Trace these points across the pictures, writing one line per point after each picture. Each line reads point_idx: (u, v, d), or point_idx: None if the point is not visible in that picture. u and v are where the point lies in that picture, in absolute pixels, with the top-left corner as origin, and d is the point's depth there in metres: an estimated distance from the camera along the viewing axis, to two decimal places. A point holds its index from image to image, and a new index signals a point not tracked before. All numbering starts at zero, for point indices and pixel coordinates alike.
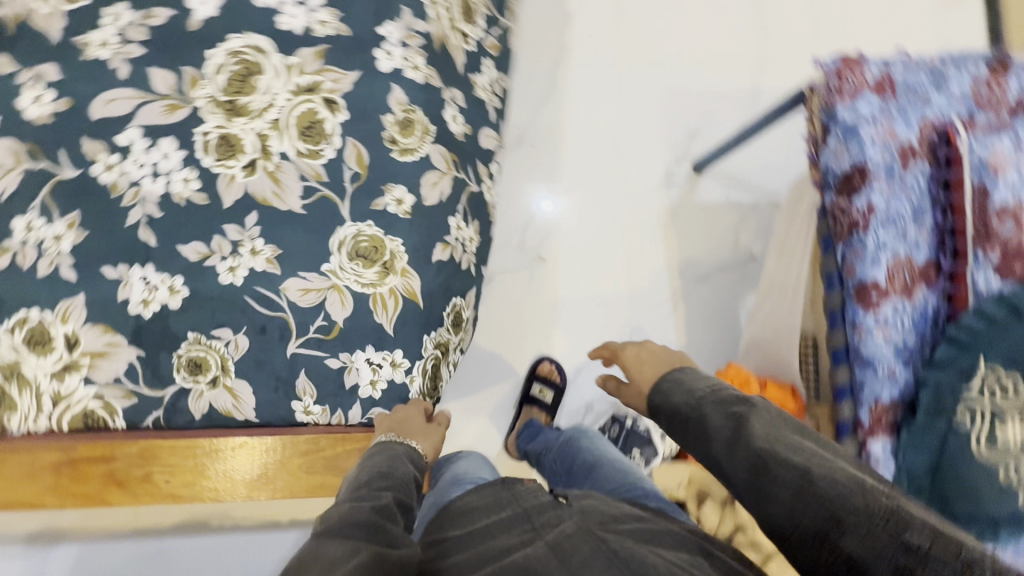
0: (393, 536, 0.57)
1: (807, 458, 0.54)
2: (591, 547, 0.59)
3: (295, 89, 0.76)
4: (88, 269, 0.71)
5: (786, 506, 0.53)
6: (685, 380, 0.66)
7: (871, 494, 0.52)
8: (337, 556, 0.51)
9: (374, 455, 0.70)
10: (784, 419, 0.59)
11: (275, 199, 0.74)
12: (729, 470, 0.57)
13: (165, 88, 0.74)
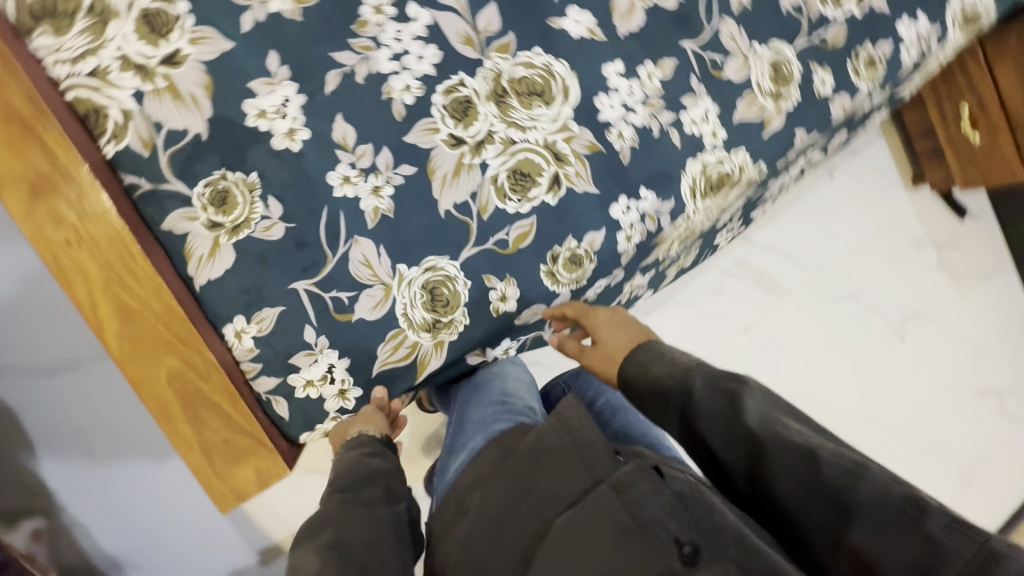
0: (353, 526, 0.54)
1: (807, 439, 0.57)
2: (652, 486, 0.59)
3: (548, 142, 0.73)
4: (262, 40, 0.63)
5: (793, 493, 0.56)
6: (666, 357, 0.72)
7: (870, 473, 0.54)
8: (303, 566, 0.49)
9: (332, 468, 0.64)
10: (772, 402, 0.63)
11: (438, 181, 0.68)
12: (723, 448, 0.61)
13: (479, 26, 0.71)
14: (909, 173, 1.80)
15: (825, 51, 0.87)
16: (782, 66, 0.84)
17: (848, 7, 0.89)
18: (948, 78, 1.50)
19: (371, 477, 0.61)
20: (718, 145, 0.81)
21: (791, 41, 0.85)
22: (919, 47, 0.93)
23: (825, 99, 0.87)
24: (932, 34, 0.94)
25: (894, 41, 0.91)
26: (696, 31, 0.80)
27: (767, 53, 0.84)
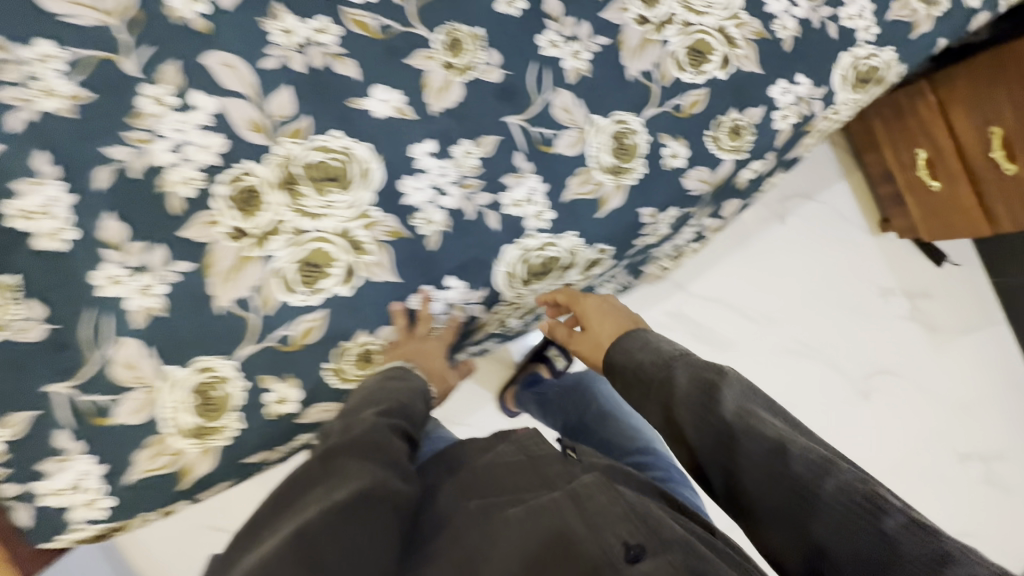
0: (387, 454, 0.57)
1: (780, 433, 0.64)
2: (613, 500, 0.62)
3: (343, 229, 0.70)
4: (28, 140, 0.62)
5: (759, 485, 0.63)
6: (650, 344, 0.80)
7: (832, 469, 0.61)
8: (350, 474, 0.53)
9: (395, 380, 0.68)
10: (750, 395, 0.70)
11: (217, 275, 0.67)
12: (699, 439, 0.67)
13: (270, 112, 0.69)
14: (877, 218, 1.66)
15: (680, 121, 0.81)
16: (626, 138, 0.79)
17: (711, 71, 0.82)
18: (901, 122, 1.39)
19: (399, 404, 0.64)
20: (543, 228, 0.76)
21: (639, 112, 0.79)
22: (797, 112, 0.86)
23: (675, 173, 0.81)
24: (814, 97, 0.86)
25: (765, 106, 0.84)
26: (524, 106, 0.76)
27: (611, 125, 0.78)
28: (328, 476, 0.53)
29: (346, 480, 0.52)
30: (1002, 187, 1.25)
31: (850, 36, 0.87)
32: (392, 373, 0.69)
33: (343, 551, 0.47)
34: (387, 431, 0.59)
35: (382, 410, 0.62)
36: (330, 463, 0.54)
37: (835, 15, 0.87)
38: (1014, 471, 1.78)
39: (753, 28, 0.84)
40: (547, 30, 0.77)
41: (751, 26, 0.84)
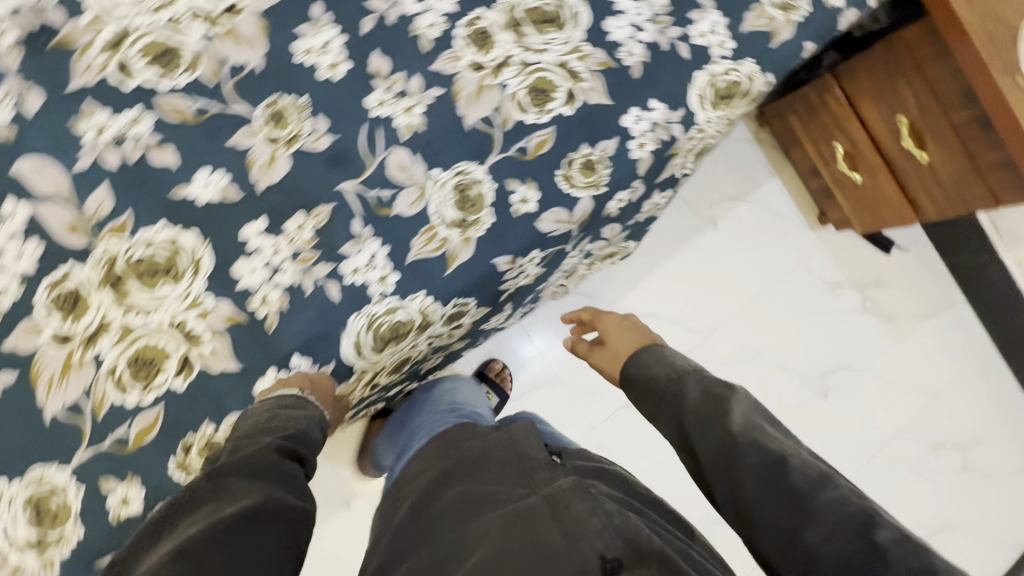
0: (278, 476, 0.61)
1: (782, 447, 0.69)
2: (585, 504, 0.68)
3: (175, 320, 0.69)
4: None
5: (757, 493, 0.67)
6: (663, 359, 0.90)
7: (834, 485, 0.65)
8: (222, 504, 0.56)
9: (291, 408, 0.69)
10: (756, 411, 0.75)
11: (44, 384, 0.65)
12: (704, 447, 0.73)
13: (88, 211, 0.68)
14: (814, 211, 1.62)
15: (526, 164, 0.78)
16: (469, 189, 0.77)
17: (556, 109, 0.80)
18: (815, 118, 1.36)
19: (298, 429, 0.68)
20: (389, 292, 0.74)
21: (481, 160, 0.77)
22: (654, 138, 0.83)
23: (528, 218, 0.79)
24: (671, 121, 0.83)
25: (618, 137, 0.81)
26: (357, 170, 0.74)
27: (451, 178, 0.76)
28: (215, 495, 0.57)
29: (237, 497, 0.57)
30: (920, 175, 1.21)
31: (703, 53, 0.85)
32: (283, 396, 0.70)
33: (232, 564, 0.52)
34: (278, 457, 0.63)
35: (275, 435, 0.65)
36: (218, 483, 0.58)
37: (685, 35, 0.84)
38: (993, 457, 1.71)
39: (597, 59, 0.82)
40: (375, 90, 0.76)
41: (594, 57, 0.82)
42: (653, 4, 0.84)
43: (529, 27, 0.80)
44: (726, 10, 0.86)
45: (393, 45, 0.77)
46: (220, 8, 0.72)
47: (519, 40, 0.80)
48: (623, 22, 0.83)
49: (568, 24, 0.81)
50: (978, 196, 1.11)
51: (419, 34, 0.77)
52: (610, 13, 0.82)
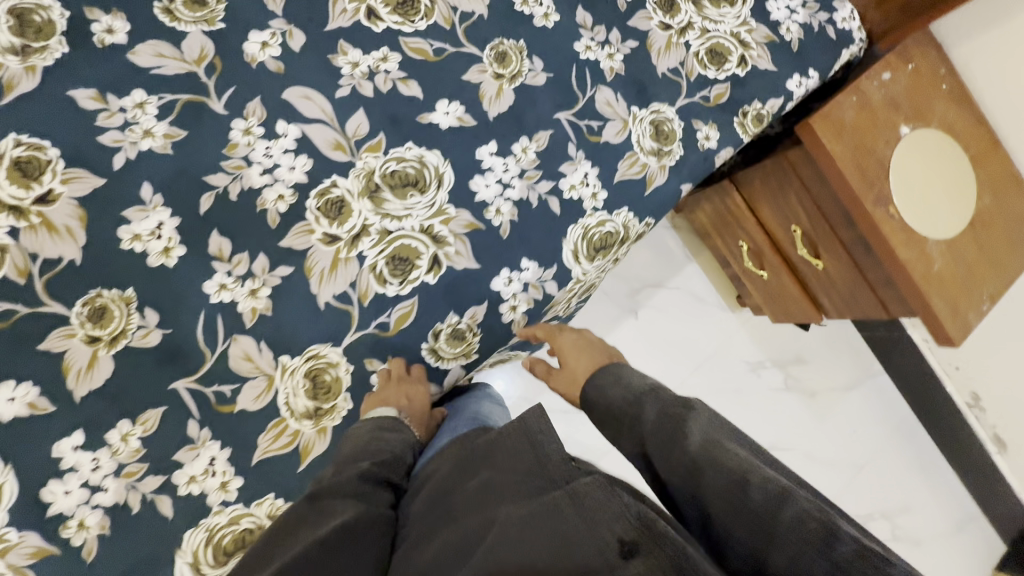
0: (367, 498, 0.62)
1: (743, 463, 0.61)
2: (608, 491, 0.56)
3: None
4: None
5: (725, 514, 0.59)
6: (619, 380, 0.82)
7: (796, 500, 0.57)
8: (328, 518, 0.57)
9: (385, 436, 0.70)
10: (719, 429, 0.68)
11: None
12: (666, 472, 0.65)
13: None
14: (733, 293, 1.64)
15: (388, 340, 0.74)
16: (323, 373, 0.72)
17: (419, 277, 0.76)
18: (721, 218, 1.37)
19: (391, 455, 0.69)
20: (231, 499, 0.67)
21: (337, 340, 0.72)
22: (528, 298, 0.81)
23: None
24: (544, 279, 0.81)
25: (489, 302, 0.79)
26: (193, 366, 0.68)
27: (303, 364, 0.71)
28: (314, 514, 0.58)
29: (334, 515, 0.58)
30: (820, 280, 1.22)
31: (576, 206, 0.83)
32: (381, 420, 0.71)
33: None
34: (374, 484, 0.64)
35: (368, 461, 0.66)
36: (320, 502, 0.59)
37: (555, 189, 0.82)
38: (921, 523, 1.74)
39: (463, 219, 0.79)
40: (215, 273, 0.70)
41: (460, 218, 0.78)
42: (522, 159, 0.82)
43: (388, 192, 0.76)
44: (597, 161, 0.85)
45: (238, 221, 0.71)
46: (32, 196, 0.65)
47: (377, 207, 0.76)
48: (490, 180, 0.80)
49: (431, 185, 0.78)
50: (873, 304, 1.13)
51: (266, 208, 0.72)
52: (475, 170, 0.80)
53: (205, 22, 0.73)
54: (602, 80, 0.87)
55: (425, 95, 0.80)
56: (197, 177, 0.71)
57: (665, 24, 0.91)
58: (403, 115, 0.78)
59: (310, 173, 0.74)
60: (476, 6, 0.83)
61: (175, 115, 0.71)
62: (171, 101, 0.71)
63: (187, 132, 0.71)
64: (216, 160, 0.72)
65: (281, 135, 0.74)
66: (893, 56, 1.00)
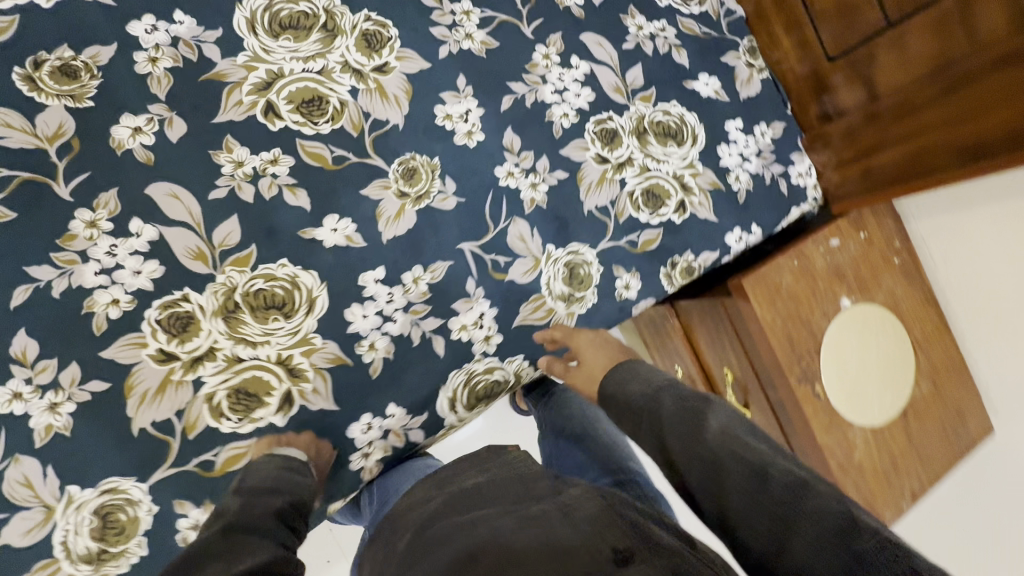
0: (275, 535, 0.55)
1: (763, 456, 0.56)
2: (597, 504, 0.58)
3: None
4: None
5: (745, 508, 0.53)
6: (641, 375, 0.71)
7: (816, 494, 0.53)
8: (227, 552, 0.50)
9: (297, 475, 0.63)
10: (740, 424, 0.62)
11: None
12: (683, 469, 0.59)
13: None
14: None
15: (208, 482, 0.66)
16: (118, 511, 0.63)
17: (264, 418, 0.68)
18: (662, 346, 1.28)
19: (297, 489, 0.62)
20: None
21: (143, 475, 0.64)
22: (385, 445, 0.73)
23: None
24: (409, 426, 0.74)
25: (338, 451, 0.71)
26: None
27: (97, 498, 0.62)
28: (226, 551, 0.50)
29: (245, 553, 0.50)
30: None
31: (463, 349, 0.75)
32: (291, 458, 0.65)
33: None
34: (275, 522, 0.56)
35: (285, 499, 0.60)
36: (229, 538, 0.52)
37: (443, 327, 0.75)
38: None
39: (330, 351, 0.71)
40: (11, 379, 0.61)
41: (326, 349, 0.71)
42: (411, 290, 0.74)
43: (247, 313, 0.68)
44: (497, 301, 0.77)
45: (57, 321, 0.63)
46: None
47: (231, 329, 0.68)
48: (369, 310, 0.73)
49: (300, 310, 0.70)
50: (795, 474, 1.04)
51: (95, 312, 0.64)
52: (355, 297, 0.72)
53: (71, 98, 0.65)
54: (519, 211, 0.80)
55: (314, 207, 0.72)
56: (18, 265, 0.62)
57: (601, 157, 0.85)
58: (284, 225, 0.71)
59: (158, 280, 0.66)
60: (392, 115, 0.78)
61: (8, 194, 0.63)
62: (6, 178, 0.63)
63: (18, 215, 0.63)
64: (46, 250, 0.63)
65: (135, 233, 0.66)
66: (846, 221, 0.95)
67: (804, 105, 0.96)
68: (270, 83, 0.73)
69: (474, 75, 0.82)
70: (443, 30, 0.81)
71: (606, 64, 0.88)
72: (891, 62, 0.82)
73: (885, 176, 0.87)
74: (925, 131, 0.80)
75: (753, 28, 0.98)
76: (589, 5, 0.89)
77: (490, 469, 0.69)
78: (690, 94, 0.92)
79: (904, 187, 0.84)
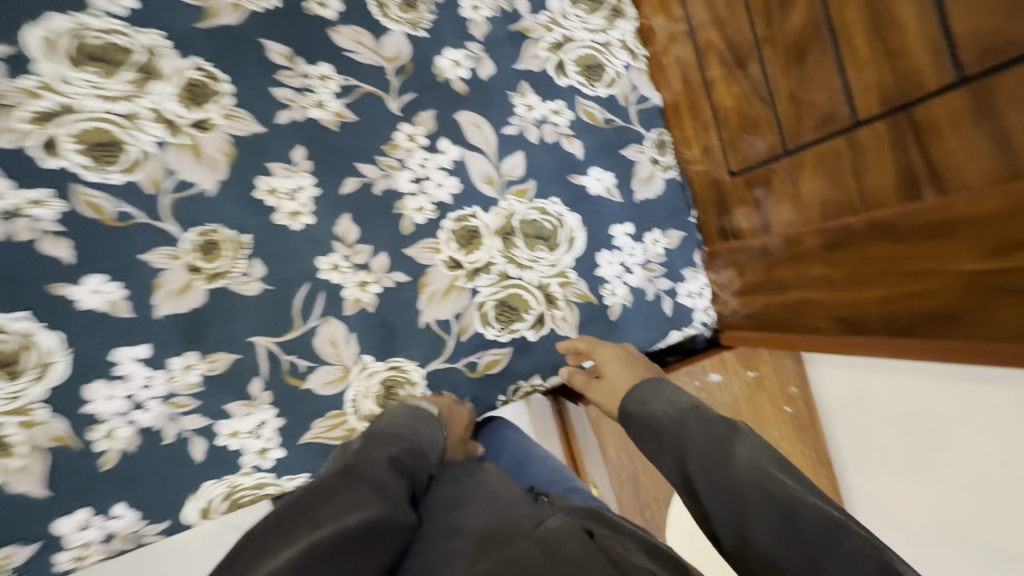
0: (358, 495, 0.48)
1: (793, 491, 0.46)
2: (581, 542, 0.46)
3: None
4: None
5: (771, 551, 0.44)
6: (666, 394, 0.61)
7: (851, 533, 0.43)
8: (342, 503, 0.46)
9: (417, 421, 0.64)
10: (773, 454, 0.51)
11: None
12: (705, 500, 0.50)
13: None
14: None
15: None
16: None
17: None
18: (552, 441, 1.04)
19: (414, 438, 0.60)
20: None
21: None
22: (104, 550, 0.64)
23: None
24: (142, 533, 0.65)
25: (40, 545, 0.61)
26: None
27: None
28: (345, 491, 0.48)
29: (360, 498, 0.47)
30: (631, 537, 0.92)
31: (230, 459, 0.67)
32: (421, 408, 0.67)
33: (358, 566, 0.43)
34: (391, 470, 0.53)
35: (403, 445, 0.57)
36: (351, 480, 0.49)
37: (210, 429, 0.67)
38: None
39: (52, 430, 0.62)
40: None
41: (48, 426, 0.62)
42: (177, 380, 0.66)
43: None
44: (285, 410, 0.69)
45: None
46: None
47: None
48: (116, 392, 0.64)
49: (26, 374, 0.61)
50: None
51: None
52: (104, 375, 0.64)
53: None
54: (337, 311, 0.71)
55: (76, 261, 0.64)
56: None
57: (454, 260, 0.75)
58: (27, 275, 0.62)
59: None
60: (203, 179, 0.68)
61: None
62: None
63: None
64: None
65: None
66: (733, 355, 0.86)
67: (708, 217, 0.85)
68: (54, 114, 0.64)
69: (316, 146, 0.72)
70: (289, 92, 0.72)
71: (480, 149, 0.78)
72: (787, 195, 0.71)
73: (814, 305, 0.71)
74: (849, 248, 0.64)
75: (667, 121, 0.87)
76: (474, 78, 0.79)
77: (464, 502, 0.56)
78: (575, 190, 0.81)
79: (836, 339, 0.69)
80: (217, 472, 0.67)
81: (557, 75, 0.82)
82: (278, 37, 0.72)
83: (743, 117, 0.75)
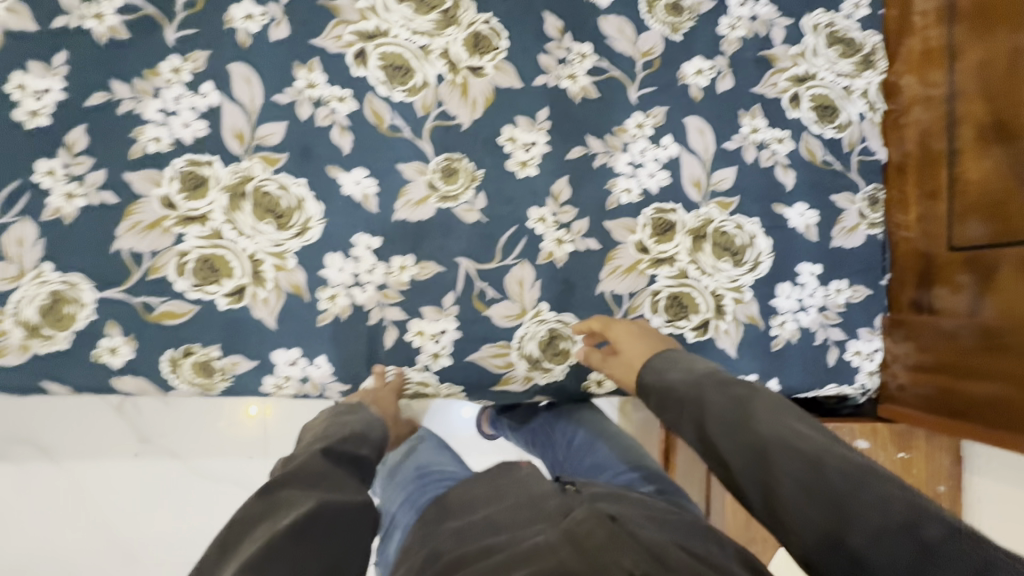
0: (297, 492, 0.53)
1: (814, 443, 0.51)
2: (607, 530, 0.52)
3: None
4: None
5: (798, 500, 0.49)
6: (681, 362, 0.65)
7: (877, 479, 0.47)
8: (288, 498, 0.52)
9: (346, 414, 0.68)
10: (791, 410, 0.55)
11: None
12: (726, 454, 0.55)
13: None
14: None
15: (142, 323, 0.73)
16: (64, 305, 0.72)
17: (214, 294, 0.74)
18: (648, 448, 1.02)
19: (354, 428, 0.65)
20: None
21: (98, 285, 0.72)
22: (297, 387, 0.76)
23: (107, 368, 0.73)
24: (328, 384, 0.77)
25: (258, 364, 0.75)
26: None
27: (56, 282, 0.72)
28: (287, 496, 0.53)
29: (309, 489, 0.53)
30: None
31: (410, 351, 0.77)
32: (348, 402, 0.72)
33: (323, 555, 0.49)
34: (336, 461, 0.58)
35: (340, 438, 0.63)
36: (293, 484, 0.54)
37: (403, 321, 0.77)
38: None
39: (296, 278, 0.76)
40: (54, 159, 0.73)
41: (292, 274, 0.75)
42: (393, 272, 0.77)
43: (250, 207, 0.75)
44: (465, 327, 0.78)
45: (107, 134, 0.74)
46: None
47: (230, 210, 0.75)
48: (347, 266, 0.76)
49: (292, 228, 0.76)
50: None
51: (138, 139, 0.74)
52: (341, 249, 0.76)
53: None
54: (532, 258, 0.79)
55: (352, 153, 0.77)
56: (108, 75, 0.74)
57: (644, 245, 0.80)
58: (315, 153, 0.77)
59: (198, 139, 0.75)
60: (463, 114, 0.79)
61: (134, 21, 0.74)
62: (137, 6, 0.75)
63: (130, 40, 0.74)
64: (134, 74, 0.74)
65: (199, 96, 0.75)
66: (887, 429, 0.82)
67: (903, 284, 0.83)
68: (372, 35, 0.78)
69: (558, 112, 0.80)
70: (551, 60, 0.81)
71: (697, 154, 0.82)
72: (1007, 289, 0.69)
73: (981, 397, 0.71)
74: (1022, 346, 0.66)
75: (886, 177, 0.86)
76: (712, 89, 0.83)
77: (504, 496, 0.62)
78: (776, 218, 0.83)
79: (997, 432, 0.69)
80: (397, 359, 0.77)
81: (790, 106, 0.84)
82: (556, 12, 0.81)
83: (982, 196, 0.72)
